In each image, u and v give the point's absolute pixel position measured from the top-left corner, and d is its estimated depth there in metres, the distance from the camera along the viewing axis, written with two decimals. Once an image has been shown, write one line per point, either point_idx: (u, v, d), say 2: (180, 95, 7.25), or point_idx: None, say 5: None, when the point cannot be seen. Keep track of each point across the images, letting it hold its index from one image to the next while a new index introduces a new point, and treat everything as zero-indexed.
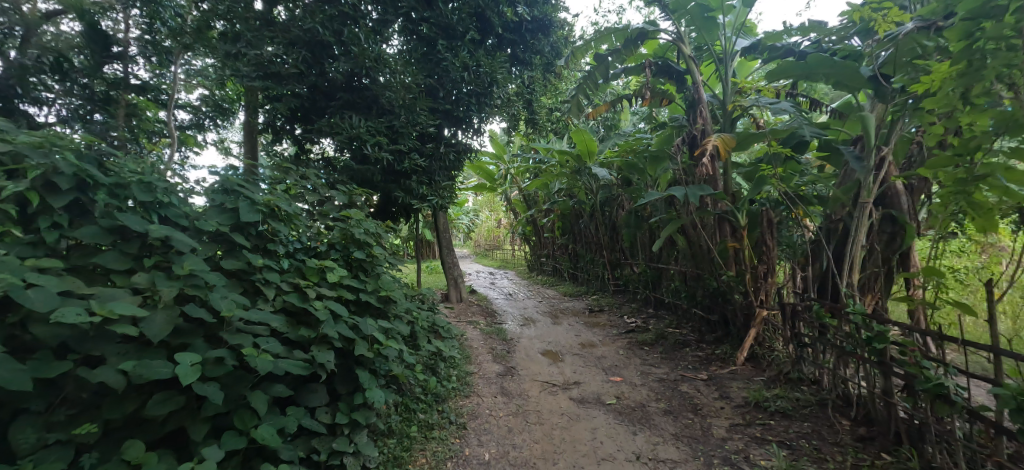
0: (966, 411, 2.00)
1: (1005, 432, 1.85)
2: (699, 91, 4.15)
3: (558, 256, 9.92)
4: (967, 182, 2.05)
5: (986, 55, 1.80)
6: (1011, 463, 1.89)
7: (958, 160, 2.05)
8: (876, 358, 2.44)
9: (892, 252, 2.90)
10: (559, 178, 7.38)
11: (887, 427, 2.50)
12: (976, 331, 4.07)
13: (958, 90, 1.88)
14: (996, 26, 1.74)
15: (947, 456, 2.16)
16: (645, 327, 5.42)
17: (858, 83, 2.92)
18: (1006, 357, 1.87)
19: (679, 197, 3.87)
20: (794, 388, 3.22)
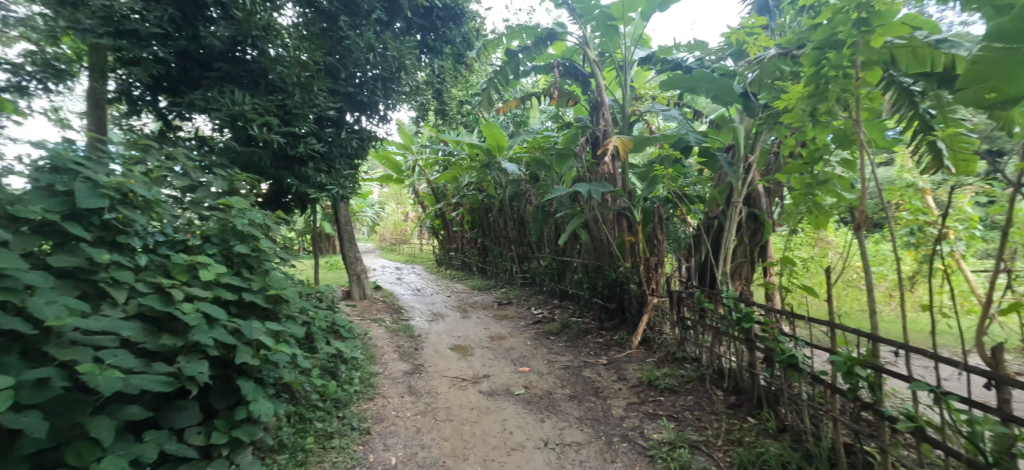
0: (810, 376, 2.42)
1: (837, 391, 2.26)
2: (602, 94, 4.47)
3: (467, 250, 9.99)
4: (814, 185, 2.52)
5: (829, 80, 2.17)
6: (842, 417, 2.31)
7: (806, 167, 2.53)
8: (743, 335, 2.86)
9: (756, 244, 3.44)
10: (468, 171, 7.37)
11: (751, 394, 2.93)
12: (813, 310, 4.96)
13: (808, 108, 2.27)
14: (838, 57, 2.10)
15: (796, 414, 2.59)
16: (551, 317, 5.69)
17: (730, 96, 3.38)
18: (840, 330, 2.29)
19: (583, 194, 4.10)
20: (680, 366, 3.62)
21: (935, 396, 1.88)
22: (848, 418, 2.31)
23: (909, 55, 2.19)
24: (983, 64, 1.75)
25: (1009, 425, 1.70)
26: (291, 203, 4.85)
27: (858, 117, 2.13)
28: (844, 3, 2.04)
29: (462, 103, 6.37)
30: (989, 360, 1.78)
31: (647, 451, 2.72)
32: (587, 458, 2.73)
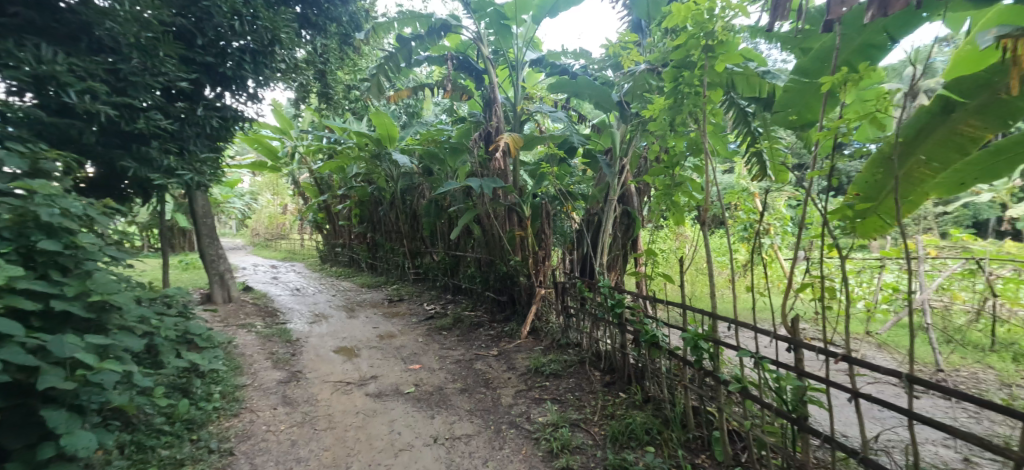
0: (669, 352, 2.76)
1: (687, 363, 2.62)
2: (494, 91, 4.57)
3: (356, 246, 9.84)
4: (671, 189, 2.92)
5: (685, 95, 2.46)
6: (692, 384, 2.67)
7: (667, 171, 2.87)
8: (616, 320, 3.17)
9: (628, 238, 3.92)
10: (356, 161, 6.99)
11: (622, 372, 3.27)
12: (674, 294, 5.81)
13: (669, 119, 2.60)
14: (691, 76, 2.41)
15: (658, 386, 2.94)
16: (443, 312, 5.72)
17: (609, 103, 3.74)
18: (690, 310, 2.63)
19: (475, 188, 4.25)
20: (564, 352, 3.91)
21: (755, 361, 2.24)
22: (695, 386, 2.66)
23: (744, 81, 2.75)
24: (790, 95, 2.38)
25: (803, 379, 2.05)
26: (128, 192, 4.26)
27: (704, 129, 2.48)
28: (695, 29, 2.33)
29: (348, 88, 5.96)
30: (790, 327, 2.12)
31: (532, 435, 2.87)
32: (476, 448, 2.77)
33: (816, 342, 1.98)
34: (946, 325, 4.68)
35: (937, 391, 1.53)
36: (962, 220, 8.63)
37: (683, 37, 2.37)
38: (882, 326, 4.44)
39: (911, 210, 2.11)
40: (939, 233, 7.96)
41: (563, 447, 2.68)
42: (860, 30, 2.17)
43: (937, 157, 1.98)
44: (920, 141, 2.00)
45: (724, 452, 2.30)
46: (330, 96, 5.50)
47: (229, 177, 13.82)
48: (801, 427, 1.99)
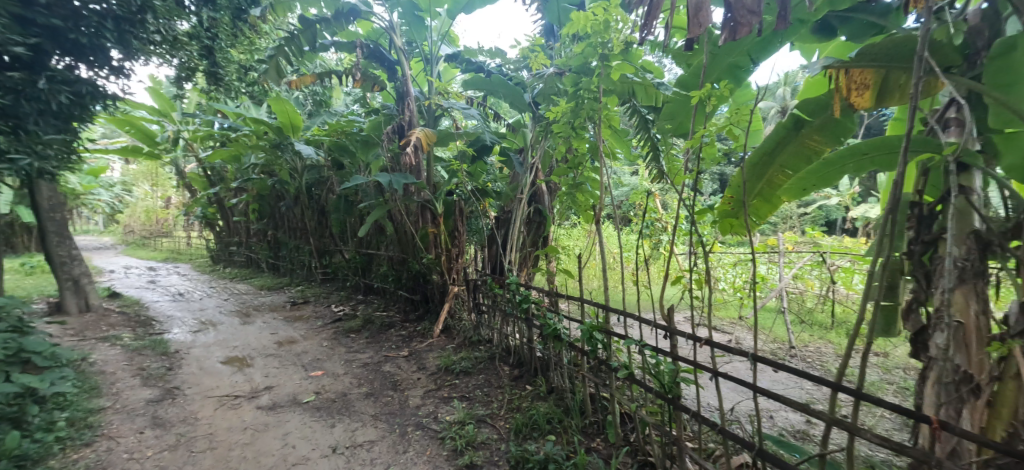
0: (569, 344, 2.81)
1: (585, 353, 2.69)
2: (407, 84, 4.47)
3: (254, 244, 9.15)
4: (572, 188, 3.09)
5: (587, 100, 2.57)
6: (588, 372, 2.75)
7: (569, 171, 3.00)
8: (524, 315, 3.24)
9: (539, 236, 4.09)
10: (255, 150, 6.48)
11: (529, 365, 3.37)
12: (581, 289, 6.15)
13: (570, 121, 2.68)
14: (588, 81, 2.52)
15: (560, 377, 3.04)
16: (353, 313, 5.50)
17: (524, 105, 3.79)
18: (586, 303, 2.75)
19: (385, 183, 4.14)
20: (475, 348, 3.95)
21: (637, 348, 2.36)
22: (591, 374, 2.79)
23: (643, 90, 2.91)
24: (674, 105, 2.65)
25: (676, 362, 2.18)
26: None
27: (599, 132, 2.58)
28: (595, 37, 2.43)
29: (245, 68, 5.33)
30: (666, 315, 2.25)
31: (438, 434, 2.85)
32: (379, 454, 2.69)
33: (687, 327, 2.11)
34: (800, 309, 5.48)
35: (776, 367, 1.68)
36: (815, 219, 10.14)
37: (583, 45, 2.46)
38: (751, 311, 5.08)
39: (769, 213, 2.42)
40: (800, 231, 9.25)
41: (468, 443, 2.69)
42: (724, 52, 2.46)
43: (789, 168, 2.30)
44: (776, 155, 2.30)
45: (615, 433, 2.46)
46: (219, 77, 4.83)
47: (94, 164, 12.05)
48: (674, 406, 2.11)
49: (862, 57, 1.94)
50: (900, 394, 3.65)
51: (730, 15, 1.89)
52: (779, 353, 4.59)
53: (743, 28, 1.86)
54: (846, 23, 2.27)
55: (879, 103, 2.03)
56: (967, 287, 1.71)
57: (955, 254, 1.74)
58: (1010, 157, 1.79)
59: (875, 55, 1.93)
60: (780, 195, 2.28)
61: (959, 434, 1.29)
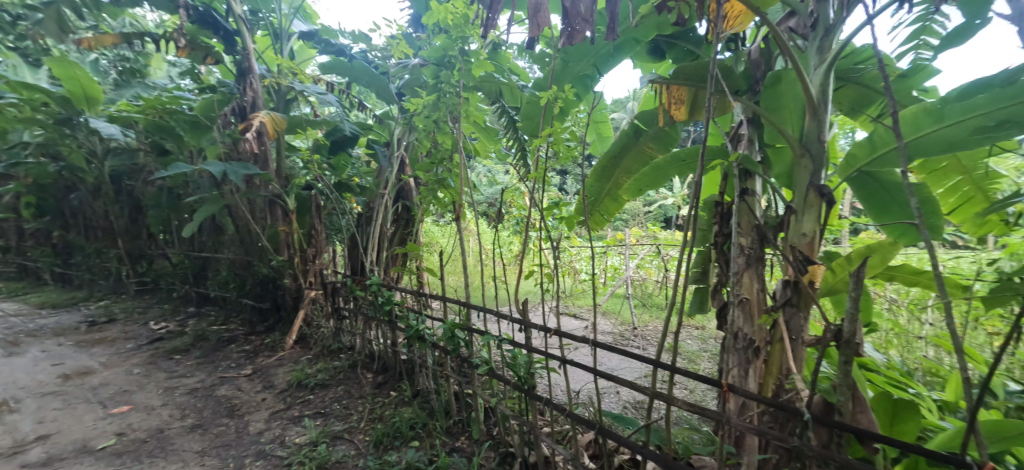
0: (432, 344, 2.64)
1: (449, 352, 2.55)
2: (248, 60, 4.00)
3: (33, 248, 7.25)
4: (435, 184, 2.67)
5: (451, 95, 2.44)
6: (452, 371, 2.66)
7: (433, 166, 2.71)
8: (386, 318, 3.03)
9: (406, 233, 3.87)
10: (29, 126, 5.14)
11: (394, 370, 3.25)
12: (448, 286, 6.16)
13: (429, 115, 2.52)
14: (449, 75, 2.40)
15: (426, 380, 2.98)
16: (180, 330, 4.71)
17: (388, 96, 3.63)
18: (450, 301, 2.53)
19: (218, 174, 3.55)
20: (335, 358, 3.71)
21: (496, 344, 2.40)
22: (454, 373, 2.69)
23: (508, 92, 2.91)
24: (530, 108, 2.67)
25: (530, 354, 2.31)
26: None
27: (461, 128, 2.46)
28: (455, 31, 2.31)
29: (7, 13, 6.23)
30: (521, 310, 2.36)
31: (283, 461, 2.56)
32: None
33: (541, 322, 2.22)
34: (643, 293, 6.25)
35: (611, 351, 2.02)
36: (655, 216, 11.71)
37: (443, 37, 2.37)
38: (604, 299, 5.62)
39: (616, 211, 2.62)
40: (642, 224, 10.51)
41: (321, 465, 2.47)
42: (574, 62, 2.60)
43: (629, 171, 2.53)
44: (619, 160, 2.53)
45: (479, 429, 2.46)
46: None
47: None
48: (529, 395, 2.23)
49: (678, 76, 2.17)
50: (713, 360, 4.39)
51: (567, 21, 2.03)
52: (625, 334, 5.17)
53: (577, 35, 2.01)
54: (671, 48, 2.53)
55: (691, 116, 2.32)
56: (752, 270, 2.10)
57: (742, 242, 2.13)
58: (778, 166, 2.15)
59: (685, 76, 2.20)
60: (622, 194, 2.50)
61: (741, 395, 1.57)
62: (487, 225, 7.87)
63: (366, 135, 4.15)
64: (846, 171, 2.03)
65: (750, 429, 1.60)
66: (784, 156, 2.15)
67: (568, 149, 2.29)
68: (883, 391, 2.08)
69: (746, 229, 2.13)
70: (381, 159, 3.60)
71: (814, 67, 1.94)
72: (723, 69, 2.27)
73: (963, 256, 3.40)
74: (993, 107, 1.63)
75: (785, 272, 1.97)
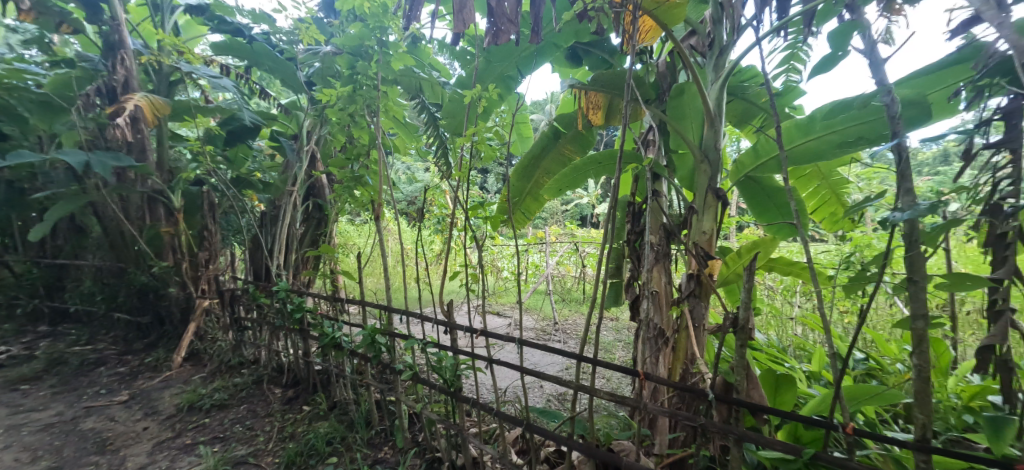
0: (350, 353, 2.49)
1: (368, 359, 2.43)
2: (120, 33, 3.56)
3: None
4: (352, 182, 2.52)
5: (369, 88, 2.31)
6: (372, 379, 2.53)
7: (348, 162, 2.55)
8: (297, 327, 2.81)
9: (319, 233, 3.74)
10: None
11: (307, 382, 3.05)
12: (365, 288, 5.90)
13: (343, 107, 2.34)
14: (366, 66, 2.26)
15: (344, 391, 2.81)
16: (28, 353, 3.94)
17: (295, 83, 3.35)
18: (369, 305, 2.43)
19: (78, 164, 3.09)
20: (235, 374, 3.37)
21: (420, 347, 2.32)
22: (375, 381, 2.57)
23: (429, 88, 2.87)
24: (452, 107, 2.68)
25: (456, 356, 2.27)
26: None
27: (380, 124, 2.34)
28: (372, 21, 2.18)
29: None
30: (446, 311, 2.32)
31: None
32: None
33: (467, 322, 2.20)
34: (562, 289, 6.55)
35: (536, 348, 2.05)
36: (572, 214, 12.33)
37: (358, 25, 2.20)
38: (525, 295, 5.78)
39: (536, 210, 2.71)
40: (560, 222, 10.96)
41: None
42: (496, 62, 2.63)
43: (549, 172, 2.62)
44: (539, 161, 2.61)
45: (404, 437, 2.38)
46: None
47: None
48: (456, 398, 2.19)
49: (596, 83, 2.31)
50: (627, 348, 4.74)
51: (492, 21, 2.04)
52: (547, 329, 5.40)
53: (502, 35, 2.03)
54: (588, 55, 2.66)
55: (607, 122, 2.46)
56: (660, 265, 2.26)
57: (652, 239, 2.27)
58: (683, 171, 2.35)
59: (602, 83, 2.32)
60: (543, 194, 2.60)
61: (656, 382, 1.74)
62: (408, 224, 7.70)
63: (271, 126, 3.73)
64: (736, 175, 2.28)
65: (662, 413, 1.74)
66: (686, 161, 2.37)
67: (490, 149, 2.28)
68: (766, 367, 2.39)
69: (654, 228, 2.29)
70: (287, 153, 3.32)
71: (711, 81, 2.14)
72: (636, 79, 2.44)
73: (823, 249, 4.03)
74: (849, 124, 1.94)
75: (691, 268, 2.13)
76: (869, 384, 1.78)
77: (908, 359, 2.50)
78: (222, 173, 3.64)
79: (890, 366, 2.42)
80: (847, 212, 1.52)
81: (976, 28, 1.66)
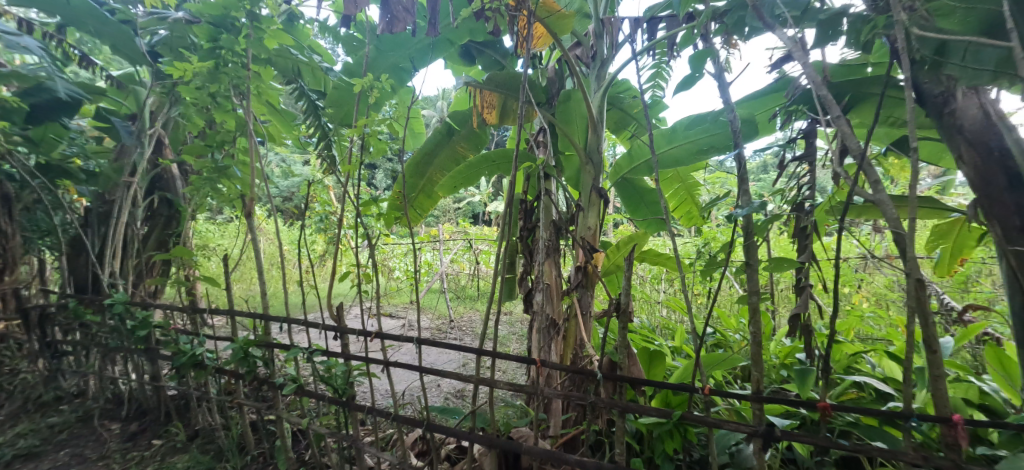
0: (215, 371, 2.19)
1: (238, 376, 2.17)
2: None
3: None
4: (214, 173, 2.17)
5: (231, 65, 2.02)
6: (245, 400, 2.24)
7: (209, 150, 2.27)
8: (140, 347, 2.39)
9: (169, 233, 3.23)
10: None
11: (157, 412, 2.75)
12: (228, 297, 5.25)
13: (201, 86, 2.01)
14: (231, 39, 1.96)
15: (206, 417, 2.56)
16: None
17: (137, 55, 2.74)
18: (239, 315, 2.17)
19: None
20: (48, 412, 2.93)
21: (305, 357, 2.11)
22: (250, 399, 2.28)
23: (310, 74, 2.63)
24: (338, 94, 2.56)
25: (348, 362, 2.12)
26: None
27: (249, 108, 2.06)
28: None
29: None
30: (336, 316, 2.16)
31: None
32: None
33: (359, 325, 2.07)
34: (457, 286, 6.60)
35: (437, 347, 1.97)
36: (465, 212, 12.49)
37: None
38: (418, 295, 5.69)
39: (429, 207, 2.80)
40: (452, 220, 10.98)
41: None
42: (387, 52, 2.57)
43: (442, 169, 2.74)
44: (432, 158, 2.72)
45: (286, 458, 2.14)
46: None
47: None
48: (349, 407, 2.05)
49: (489, 83, 2.44)
50: (520, 340, 4.98)
51: (387, 11, 1.97)
52: (442, 328, 5.43)
53: (398, 23, 1.98)
54: (481, 54, 2.78)
55: (501, 122, 2.59)
56: (551, 259, 2.38)
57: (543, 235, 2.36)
58: (570, 171, 2.68)
59: (496, 84, 2.45)
60: (436, 191, 2.69)
61: (552, 368, 1.82)
62: (286, 224, 7.02)
63: (96, 101, 3.03)
64: (615, 176, 2.55)
65: (557, 396, 1.83)
66: (572, 162, 2.69)
67: (381, 144, 2.16)
68: (641, 346, 2.73)
69: (544, 223, 2.37)
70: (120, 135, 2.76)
71: (594, 90, 2.35)
72: (531, 82, 2.57)
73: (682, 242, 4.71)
74: (703, 133, 2.31)
75: (577, 263, 2.31)
76: (718, 351, 2.13)
77: (743, 330, 3.06)
78: (21, 157, 2.81)
79: (731, 338, 2.93)
80: (701, 209, 1.76)
81: (789, 65, 2.06)
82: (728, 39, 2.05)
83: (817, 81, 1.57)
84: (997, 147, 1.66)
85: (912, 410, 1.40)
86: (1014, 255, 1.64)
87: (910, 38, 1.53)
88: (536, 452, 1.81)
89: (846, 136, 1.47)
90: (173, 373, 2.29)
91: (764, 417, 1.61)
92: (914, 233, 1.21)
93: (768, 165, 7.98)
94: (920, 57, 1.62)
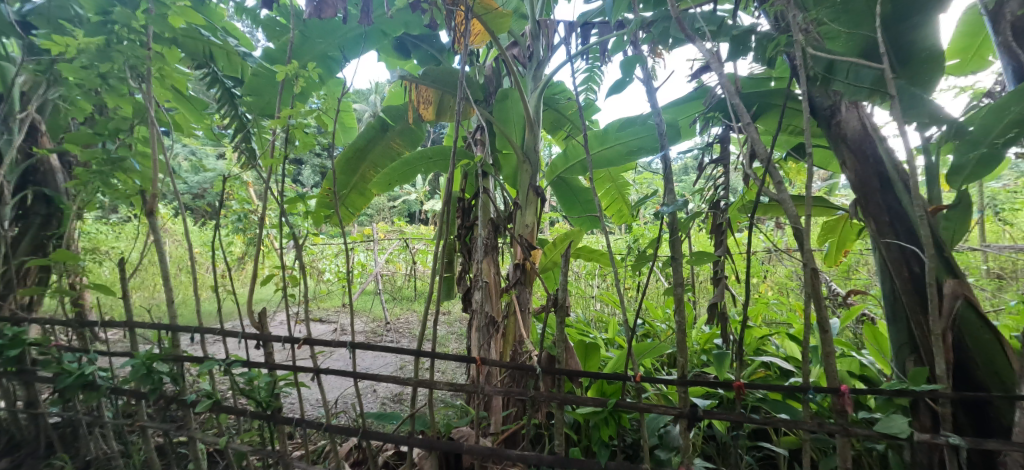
0: (110, 391, 1.93)
1: (141, 395, 1.93)
2: None
3: None
4: (105, 165, 1.90)
5: (124, 42, 1.77)
6: (149, 422, 1.99)
7: (99, 139, 1.96)
8: (13, 369, 2.06)
9: (47, 235, 2.78)
10: None
11: (35, 444, 2.38)
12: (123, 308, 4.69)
13: (88, 65, 1.75)
14: (125, 13, 1.72)
15: (100, 444, 2.27)
16: None
17: (3, 25, 2.33)
18: (139, 327, 1.91)
19: None
20: None
21: (221, 369, 1.92)
22: (155, 421, 2.03)
23: (224, 58, 2.41)
24: (259, 81, 2.47)
25: (273, 372, 1.96)
26: None
27: (150, 93, 1.81)
28: None
29: None
30: (258, 323, 1.98)
31: None
32: None
33: (284, 332, 1.92)
34: (392, 288, 6.41)
35: (372, 350, 1.86)
36: (400, 211, 12.20)
37: None
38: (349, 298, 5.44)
39: (361, 204, 2.75)
40: (385, 220, 10.63)
41: None
42: (313, 37, 2.42)
43: (376, 164, 2.69)
44: (366, 152, 2.66)
45: None
46: None
47: None
48: (275, 421, 1.89)
49: (426, 78, 2.43)
50: (459, 340, 4.97)
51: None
52: (378, 332, 5.27)
53: (328, 8, 1.95)
54: (416, 48, 2.74)
55: (437, 117, 2.59)
56: (489, 257, 2.38)
57: (481, 232, 2.33)
58: (506, 169, 2.71)
59: (433, 79, 2.44)
60: (370, 187, 2.65)
61: (492, 366, 1.79)
62: (195, 224, 6.39)
63: None
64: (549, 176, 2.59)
65: (499, 392, 1.84)
66: (509, 160, 2.70)
67: (308, 137, 2.01)
68: (577, 340, 2.85)
69: (481, 221, 2.36)
70: None
71: (530, 90, 2.39)
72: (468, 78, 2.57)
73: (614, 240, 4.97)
74: (627, 136, 2.47)
75: (515, 261, 2.34)
76: (647, 340, 2.27)
77: (669, 321, 3.27)
78: None
79: (658, 328, 3.11)
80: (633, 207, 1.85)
81: (706, 75, 2.23)
82: (654, 47, 2.16)
83: (730, 90, 1.70)
84: (872, 154, 1.91)
85: (810, 383, 1.58)
86: (884, 246, 1.90)
87: (806, 57, 1.71)
88: (478, 451, 1.79)
89: (755, 142, 1.61)
90: (57, 398, 1.98)
91: (689, 399, 1.73)
92: (811, 229, 1.37)
93: (692, 168, 8.65)
94: (814, 73, 1.82)
